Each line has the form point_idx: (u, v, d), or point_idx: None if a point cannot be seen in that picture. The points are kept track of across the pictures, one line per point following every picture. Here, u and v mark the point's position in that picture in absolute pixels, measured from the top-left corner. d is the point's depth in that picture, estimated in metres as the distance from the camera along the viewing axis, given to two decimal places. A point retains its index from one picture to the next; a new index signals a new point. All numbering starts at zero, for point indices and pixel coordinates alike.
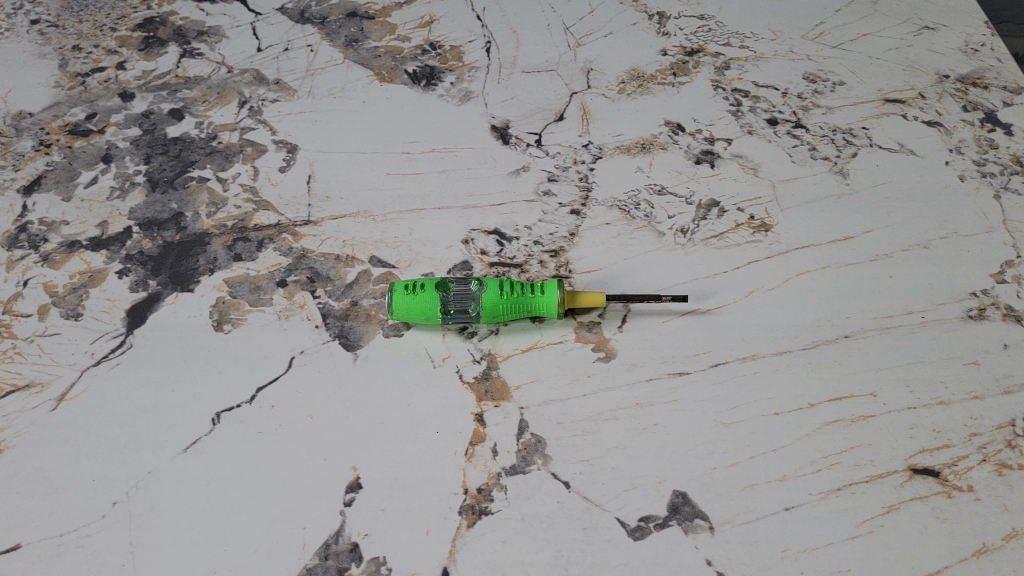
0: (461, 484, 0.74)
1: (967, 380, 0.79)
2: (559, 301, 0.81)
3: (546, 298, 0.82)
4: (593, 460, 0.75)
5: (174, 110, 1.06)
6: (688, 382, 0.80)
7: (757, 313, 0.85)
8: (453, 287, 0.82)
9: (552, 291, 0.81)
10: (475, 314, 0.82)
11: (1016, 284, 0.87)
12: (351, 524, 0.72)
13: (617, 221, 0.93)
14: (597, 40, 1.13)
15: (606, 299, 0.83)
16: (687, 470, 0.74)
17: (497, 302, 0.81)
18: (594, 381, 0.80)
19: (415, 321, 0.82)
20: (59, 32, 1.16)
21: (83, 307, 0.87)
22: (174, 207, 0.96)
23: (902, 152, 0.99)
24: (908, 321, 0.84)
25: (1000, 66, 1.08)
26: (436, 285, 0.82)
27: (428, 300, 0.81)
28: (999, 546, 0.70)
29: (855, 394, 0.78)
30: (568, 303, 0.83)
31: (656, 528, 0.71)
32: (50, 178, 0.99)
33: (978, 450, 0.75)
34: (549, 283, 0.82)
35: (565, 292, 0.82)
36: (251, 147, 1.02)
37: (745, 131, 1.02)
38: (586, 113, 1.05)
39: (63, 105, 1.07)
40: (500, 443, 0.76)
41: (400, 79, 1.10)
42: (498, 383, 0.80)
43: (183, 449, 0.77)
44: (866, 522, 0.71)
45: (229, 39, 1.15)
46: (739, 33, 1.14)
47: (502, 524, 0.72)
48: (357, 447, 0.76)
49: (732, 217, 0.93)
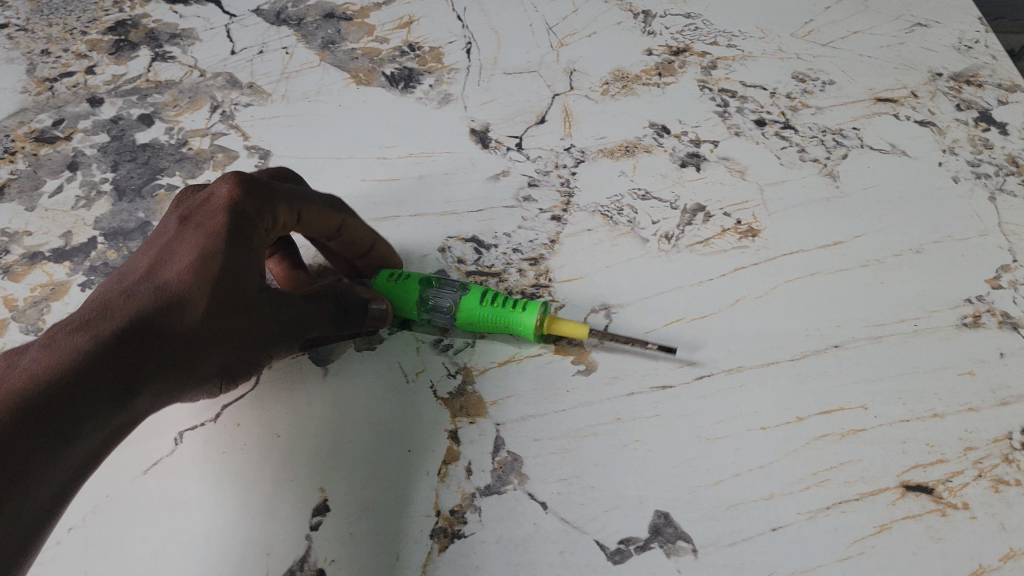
0: (434, 506, 0.71)
1: (963, 391, 0.76)
2: (535, 325, 0.76)
3: (521, 318, 0.76)
4: (572, 479, 0.72)
5: (144, 116, 1.03)
6: (672, 396, 0.76)
7: (742, 322, 0.81)
8: (437, 284, 0.80)
9: (531, 312, 0.76)
10: (450, 316, 0.79)
11: (1012, 289, 0.83)
12: (317, 550, 0.68)
13: (599, 228, 0.90)
14: (581, 40, 1.10)
15: (588, 333, 0.77)
16: (670, 489, 0.71)
17: (472, 307, 0.78)
18: (573, 396, 0.77)
19: (394, 311, 0.81)
20: (28, 37, 1.13)
21: (43, 321, 0.84)
22: (141, 216, 0.93)
23: (894, 153, 0.96)
24: (899, 330, 0.80)
25: (995, 64, 1.05)
26: (422, 278, 0.80)
27: (409, 291, 0.80)
28: (997, 567, 0.66)
29: (845, 407, 0.75)
30: (546, 327, 0.78)
31: (636, 551, 0.68)
32: (14, 187, 0.96)
33: (974, 465, 0.72)
34: (531, 304, 0.77)
35: (546, 317, 0.77)
36: (222, 153, 0.99)
37: (732, 132, 0.98)
38: (569, 115, 1.01)
39: (29, 112, 1.04)
40: (474, 462, 0.73)
41: (378, 81, 1.06)
42: (473, 398, 0.77)
43: (144, 471, 0.73)
44: (857, 542, 0.68)
45: (202, 41, 1.12)
46: (725, 32, 1.10)
47: (476, 548, 0.68)
48: (325, 467, 0.73)
49: (719, 222, 0.90)
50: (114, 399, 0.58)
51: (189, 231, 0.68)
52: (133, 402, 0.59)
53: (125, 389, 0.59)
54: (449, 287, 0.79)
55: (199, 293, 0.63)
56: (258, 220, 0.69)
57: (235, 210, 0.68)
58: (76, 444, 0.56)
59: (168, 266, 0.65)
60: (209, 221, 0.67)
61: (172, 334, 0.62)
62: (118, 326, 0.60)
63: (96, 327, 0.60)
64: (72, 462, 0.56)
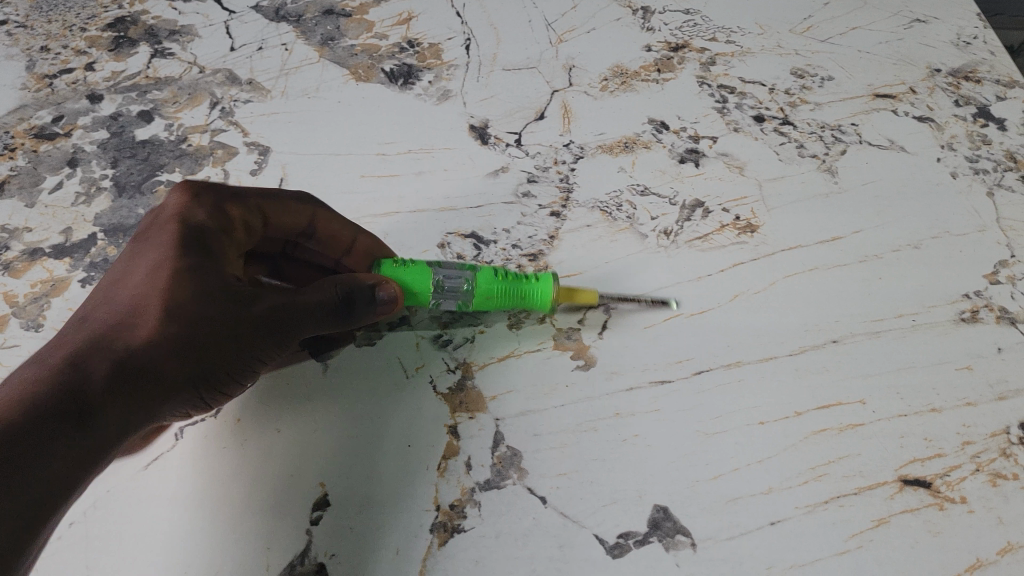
0: (433, 500, 0.71)
1: (961, 386, 0.76)
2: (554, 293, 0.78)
3: (541, 288, 0.78)
4: (571, 474, 0.72)
5: (143, 112, 1.03)
6: (671, 391, 0.77)
7: (741, 317, 0.82)
8: (444, 266, 0.78)
9: (548, 282, 0.78)
10: (467, 295, 0.77)
11: (1010, 285, 0.84)
12: (317, 545, 0.69)
13: (598, 224, 0.90)
14: (579, 36, 1.10)
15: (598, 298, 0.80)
16: (669, 484, 0.71)
17: (489, 284, 0.77)
18: (572, 391, 0.77)
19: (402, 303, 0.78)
20: (27, 33, 1.13)
21: (44, 318, 0.84)
22: (140, 212, 0.93)
23: (892, 149, 0.96)
24: (898, 325, 0.81)
25: (993, 60, 1.05)
26: (426, 262, 0.78)
27: (418, 276, 0.77)
28: (994, 561, 0.67)
29: (843, 402, 0.75)
30: (561, 298, 0.79)
31: (635, 545, 0.68)
32: (13, 184, 0.96)
33: (971, 460, 0.72)
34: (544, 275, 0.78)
35: (560, 287, 0.79)
36: (221, 150, 0.99)
37: (731, 128, 0.98)
38: (568, 111, 1.02)
39: (29, 109, 1.04)
40: (474, 456, 0.73)
41: (377, 78, 1.06)
42: (473, 393, 0.77)
43: (144, 466, 0.73)
44: (855, 536, 0.68)
45: (202, 38, 1.12)
46: (724, 28, 1.10)
47: (476, 543, 0.69)
48: (325, 463, 0.73)
49: (718, 218, 0.90)
50: (69, 421, 0.55)
51: (141, 249, 0.69)
52: (92, 422, 0.57)
53: (82, 408, 0.56)
54: (454, 266, 0.78)
55: (154, 302, 0.62)
56: (212, 224, 0.71)
57: (183, 219, 0.70)
58: (30, 475, 0.53)
59: (123, 286, 0.65)
60: (160, 233, 0.69)
61: (133, 347, 0.60)
62: (75, 348, 0.60)
63: (54, 353, 0.59)
64: (31, 496, 0.53)
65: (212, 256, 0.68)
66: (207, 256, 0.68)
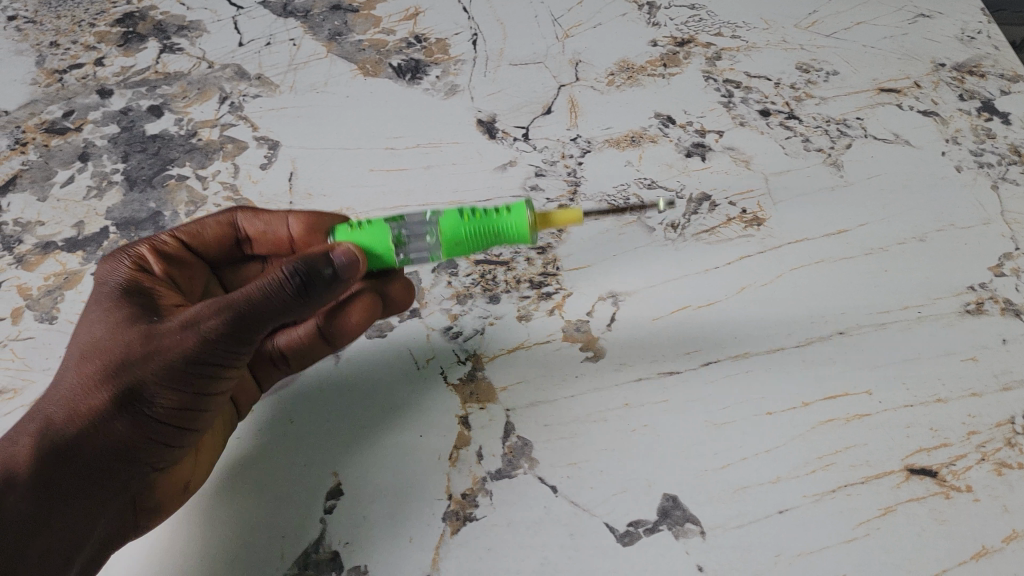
0: (445, 489, 0.72)
1: (966, 376, 0.77)
2: (529, 222, 0.67)
3: (513, 219, 0.67)
4: (582, 464, 0.73)
5: (153, 107, 1.04)
6: (679, 382, 0.78)
7: (748, 310, 0.82)
8: (406, 220, 0.71)
9: (520, 211, 0.67)
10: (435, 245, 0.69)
11: (1015, 277, 0.84)
12: (331, 533, 0.70)
13: (606, 217, 0.91)
14: (585, 31, 1.11)
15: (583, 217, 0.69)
16: (678, 473, 0.72)
17: (455, 227, 0.68)
18: (582, 382, 0.78)
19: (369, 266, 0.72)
20: (37, 29, 1.13)
21: (58, 310, 0.85)
22: (152, 206, 0.94)
23: (897, 143, 0.97)
24: (904, 317, 0.81)
25: (997, 55, 1.06)
26: (385, 219, 0.71)
27: (377, 235, 0.70)
28: (999, 548, 0.68)
29: (850, 392, 0.76)
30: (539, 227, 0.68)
31: (645, 533, 0.69)
32: (25, 178, 0.97)
33: (977, 449, 0.73)
34: (516, 203, 0.67)
35: (536, 213, 0.68)
36: (231, 144, 1.00)
37: (737, 123, 0.99)
38: (575, 106, 1.02)
39: (39, 104, 1.05)
40: (485, 446, 0.74)
41: (385, 72, 1.07)
42: (483, 384, 0.78)
43: None
44: (862, 524, 0.69)
45: (210, 33, 1.13)
46: (730, 23, 1.11)
47: (488, 531, 0.70)
48: (337, 453, 0.74)
49: (724, 211, 0.91)
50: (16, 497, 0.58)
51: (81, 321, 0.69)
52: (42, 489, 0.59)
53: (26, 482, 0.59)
54: (415, 220, 0.70)
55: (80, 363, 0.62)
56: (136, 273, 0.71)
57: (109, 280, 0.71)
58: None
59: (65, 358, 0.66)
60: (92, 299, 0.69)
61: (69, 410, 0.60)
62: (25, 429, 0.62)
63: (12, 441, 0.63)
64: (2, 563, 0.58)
65: (138, 297, 0.67)
66: (131, 296, 0.67)
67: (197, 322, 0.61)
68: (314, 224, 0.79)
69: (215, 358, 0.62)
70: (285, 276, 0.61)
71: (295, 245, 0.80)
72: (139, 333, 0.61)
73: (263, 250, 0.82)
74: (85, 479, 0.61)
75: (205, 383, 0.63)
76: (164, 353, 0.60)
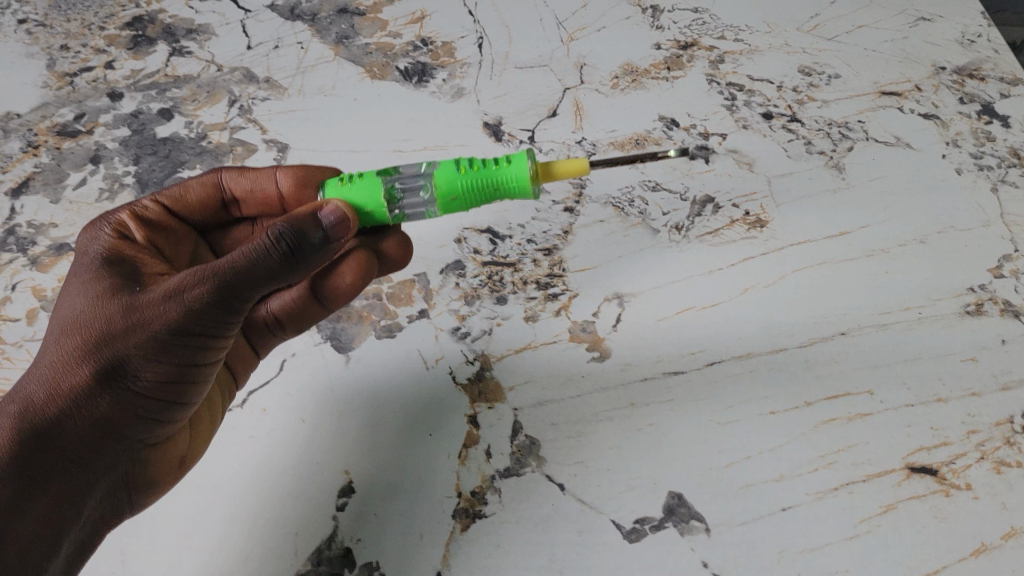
0: (455, 487, 0.73)
1: (966, 376, 0.79)
2: (530, 175, 0.64)
3: (512, 171, 0.65)
4: (588, 462, 0.74)
5: (163, 110, 1.05)
6: (684, 381, 0.79)
7: (751, 310, 0.84)
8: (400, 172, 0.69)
9: (520, 162, 0.64)
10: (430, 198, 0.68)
11: (1014, 279, 0.86)
12: (343, 530, 0.71)
13: (611, 219, 0.92)
14: (590, 34, 1.12)
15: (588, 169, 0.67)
16: (684, 471, 0.73)
17: (452, 180, 0.66)
18: (588, 381, 0.79)
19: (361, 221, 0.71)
20: (47, 31, 1.14)
21: None
22: None
23: (898, 145, 0.98)
24: (904, 318, 0.83)
25: (997, 57, 1.07)
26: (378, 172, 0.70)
27: (370, 189, 0.69)
28: (998, 545, 0.69)
29: (852, 392, 0.78)
30: (539, 178, 0.67)
31: (651, 530, 0.71)
32: (38, 180, 0.98)
33: (977, 448, 0.74)
34: (517, 154, 0.65)
35: (536, 165, 0.66)
36: (241, 147, 1.01)
37: (740, 126, 1.00)
38: (580, 109, 1.04)
39: (51, 107, 1.06)
40: (493, 445, 0.76)
41: (392, 76, 1.08)
42: (491, 383, 0.80)
43: None
44: (864, 522, 0.70)
45: (218, 37, 1.14)
46: (733, 26, 1.12)
47: (496, 528, 0.71)
48: (348, 452, 0.76)
49: (728, 213, 0.92)
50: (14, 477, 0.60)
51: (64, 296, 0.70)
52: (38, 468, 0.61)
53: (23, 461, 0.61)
54: (411, 171, 0.69)
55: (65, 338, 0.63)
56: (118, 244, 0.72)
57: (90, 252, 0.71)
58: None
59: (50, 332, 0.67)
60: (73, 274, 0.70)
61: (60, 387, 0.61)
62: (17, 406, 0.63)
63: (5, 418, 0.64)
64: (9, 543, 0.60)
65: (121, 267, 0.67)
66: (114, 267, 0.67)
67: (184, 291, 0.60)
68: (301, 179, 0.79)
69: (201, 328, 0.62)
70: (271, 243, 0.61)
71: (284, 202, 0.81)
72: (122, 305, 0.62)
73: (253, 210, 0.83)
74: (77, 456, 0.63)
75: (191, 354, 0.64)
76: (148, 325, 0.61)
